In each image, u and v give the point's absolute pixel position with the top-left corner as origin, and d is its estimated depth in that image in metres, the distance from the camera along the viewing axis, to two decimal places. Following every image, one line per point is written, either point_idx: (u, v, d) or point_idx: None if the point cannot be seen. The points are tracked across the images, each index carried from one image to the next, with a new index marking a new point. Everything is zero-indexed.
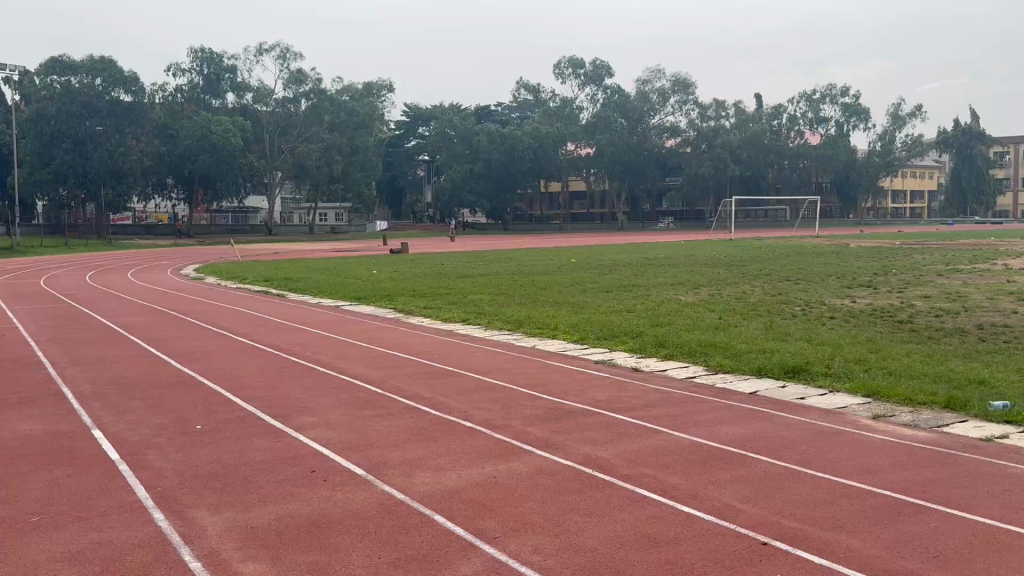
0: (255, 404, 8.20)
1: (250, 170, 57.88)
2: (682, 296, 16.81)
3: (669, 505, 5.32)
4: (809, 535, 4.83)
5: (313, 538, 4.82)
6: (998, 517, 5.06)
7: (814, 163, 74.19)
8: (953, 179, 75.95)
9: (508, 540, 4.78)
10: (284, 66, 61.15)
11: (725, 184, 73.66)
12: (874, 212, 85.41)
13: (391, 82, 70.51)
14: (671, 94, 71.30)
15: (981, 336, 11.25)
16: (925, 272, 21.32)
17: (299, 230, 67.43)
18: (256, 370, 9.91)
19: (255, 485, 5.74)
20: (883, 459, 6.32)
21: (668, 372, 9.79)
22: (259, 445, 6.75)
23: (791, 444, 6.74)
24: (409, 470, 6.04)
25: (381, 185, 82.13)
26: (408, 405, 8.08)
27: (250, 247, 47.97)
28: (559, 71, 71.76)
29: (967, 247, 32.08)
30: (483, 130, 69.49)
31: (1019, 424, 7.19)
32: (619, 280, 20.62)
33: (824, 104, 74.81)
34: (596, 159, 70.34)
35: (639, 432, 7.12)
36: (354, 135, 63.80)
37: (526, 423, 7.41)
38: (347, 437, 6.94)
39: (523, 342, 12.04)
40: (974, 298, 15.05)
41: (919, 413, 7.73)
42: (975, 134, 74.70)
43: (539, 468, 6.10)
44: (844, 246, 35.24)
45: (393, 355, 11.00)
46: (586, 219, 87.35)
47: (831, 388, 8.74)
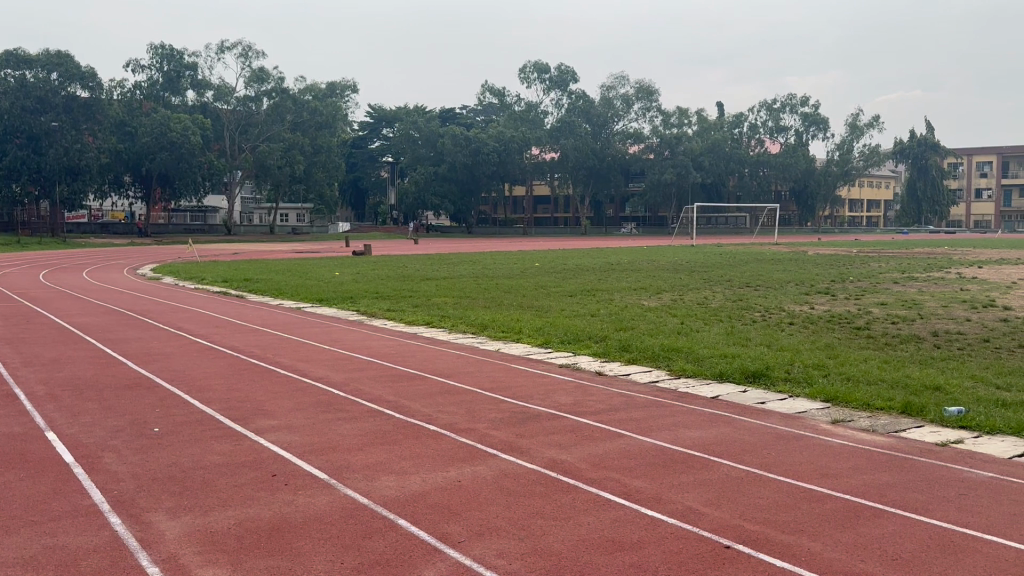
0: (214, 406, 8.06)
1: (209, 169, 56.92)
2: (645, 301, 16.95)
3: (631, 509, 5.33)
4: (770, 538, 4.88)
5: (273, 543, 4.74)
6: (954, 520, 5.16)
7: (773, 172, 75.24)
8: (908, 188, 77.57)
9: (472, 544, 4.74)
10: (246, 64, 60.42)
11: (687, 191, 74.47)
12: (832, 219, 86.87)
13: (355, 82, 70.01)
14: (635, 100, 72.01)
15: (936, 342, 11.49)
16: (883, 279, 21.69)
17: (260, 231, 66.69)
18: (215, 372, 9.77)
19: (214, 489, 5.64)
20: (843, 464, 6.41)
21: (632, 376, 9.84)
22: (219, 448, 6.64)
23: (752, 449, 6.81)
24: (372, 474, 5.98)
25: (345, 185, 81.50)
26: (370, 408, 8.01)
27: (210, 248, 47.12)
28: (524, 75, 71.95)
29: (920, 255, 32.82)
30: (448, 131, 69.50)
31: (974, 430, 7.34)
32: (584, 285, 20.60)
33: (784, 113, 75.99)
34: (560, 163, 70.61)
35: (603, 435, 7.16)
36: (316, 135, 63.23)
37: (491, 426, 7.39)
38: (309, 440, 6.86)
39: (486, 346, 12.02)
40: (929, 306, 15.34)
41: (876, 418, 7.87)
42: (929, 145, 76.59)
43: (503, 472, 6.07)
44: (804, 254, 35.67)
45: (356, 357, 10.90)
46: (549, 223, 87.56)
47: (790, 393, 8.85)
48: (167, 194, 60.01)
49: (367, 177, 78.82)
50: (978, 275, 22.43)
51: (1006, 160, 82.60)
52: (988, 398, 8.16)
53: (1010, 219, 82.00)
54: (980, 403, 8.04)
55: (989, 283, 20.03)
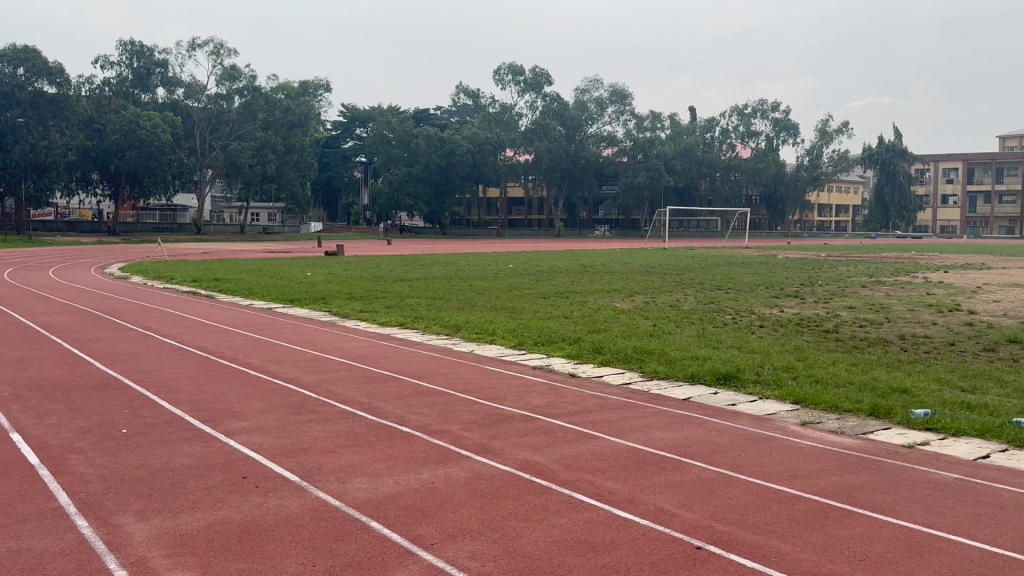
0: (183, 407, 7.97)
1: (180, 167, 56.15)
2: (618, 303, 16.99)
3: (604, 510, 5.37)
4: (741, 539, 4.92)
5: (243, 545, 4.70)
6: (921, 521, 5.25)
7: (744, 176, 75.83)
8: (876, 194, 78.67)
9: (444, 546, 4.74)
10: (217, 62, 59.84)
11: (659, 195, 74.82)
12: (801, 224, 87.81)
13: (328, 81, 69.56)
14: (608, 103, 72.37)
15: (902, 346, 11.67)
16: (851, 283, 21.99)
17: (230, 231, 65.88)
18: (184, 372, 9.66)
19: (183, 491, 5.57)
20: (811, 465, 6.49)
21: (605, 378, 9.88)
22: (188, 450, 6.56)
23: (722, 450, 6.88)
24: (344, 475, 5.96)
25: (317, 185, 80.95)
26: (343, 410, 7.97)
27: (179, 247, 46.21)
28: (499, 77, 72.00)
29: (888, 260, 33.30)
30: (422, 133, 69.37)
31: (939, 432, 7.46)
32: (556, 287, 20.58)
33: (755, 119, 76.65)
34: (534, 165, 70.69)
35: (576, 437, 7.18)
36: (289, 134, 62.65)
37: (464, 427, 7.39)
38: (281, 442, 6.80)
39: (460, 347, 12.04)
40: (897, 310, 15.53)
41: (845, 420, 7.97)
42: (897, 151, 77.63)
43: (476, 473, 6.07)
44: (773, 257, 35.95)
45: (328, 358, 10.84)
46: (523, 225, 87.60)
47: (760, 396, 8.93)
48: (136, 192, 59.24)
49: (339, 177, 78.35)
50: (944, 279, 22.80)
51: (971, 166, 83.88)
52: (954, 401, 8.28)
53: (975, 225, 83.49)
54: (946, 406, 8.17)
55: (954, 287, 20.34)
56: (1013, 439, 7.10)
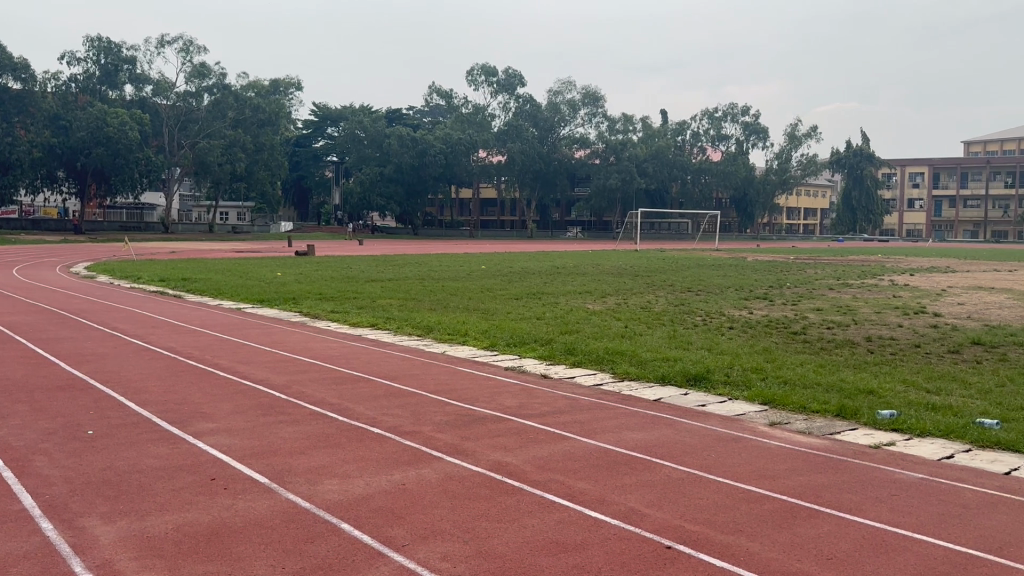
0: (151, 408, 7.88)
1: (148, 165, 55.34)
2: (590, 305, 17.06)
3: (576, 510, 5.38)
4: (710, 538, 4.97)
5: (213, 547, 4.66)
6: (886, 520, 5.33)
7: (714, 179, 76.43)
8: (844, 198, 79.72)
9: (416, 547, 4.72)
10: (186, 59, 59.21)
11: (631, 197, 75.11)
12: (770, 226, 88.73)
13: (299, 79, 69.07)
14: (581, 106, 72.65)
15: (869, 347, 11.84)
16: (819, 285, 22.30)
17: (199, 230, 65.00)
18: (150, 373, 9.54)
19: (150, 493, 5.50)
20: (781, 465, 6.56)
21: (576, 379, 9.92)
22: (156, 452, 6.47)
23: (693, 450, 6.94)
24: (315, 478, 5.91)
25: (288, 184, 80.28)
26: (313, 411, 7.91)
27: (145, 245, 45.42)
28: (472, 78, 71.91)
29: (856, 263, 33.77)
30: (394, 133, 69.28)
31: (904, 433, 7.58)
32: (529, 288, 20.60)
33: (725, 122, 77.28)
34: (507, 166, 70.71)
35: (548, 437, 7.21)
36: (259, 133, 62.14)
37: (436, 429, 7.36)
38: (250, 443, 6.73)
39: (432, 347, 12.07)
40: (864, 311, 15.86)
41: (812, 421, 8.06)
42: (865, 156, 78.72)
43: (447, 475, 6.06)
44: (741, 259, 36.25)
45: (297, 358, 10.79)
46: (495, 226, 87.65)
47: (730, 397, 9.00)
48: (102, 190, 58.34)
49: (310, 177, 77.62)
50: (911, 283, 23.20)
51: (937, 171, 85.13)
52: (919, 402, 8.42)
53: (940, 229, 84.88)
54: (912, 406, 8.31)
55: (921, 290, 20.61)
56: (977, 439, 7.24)
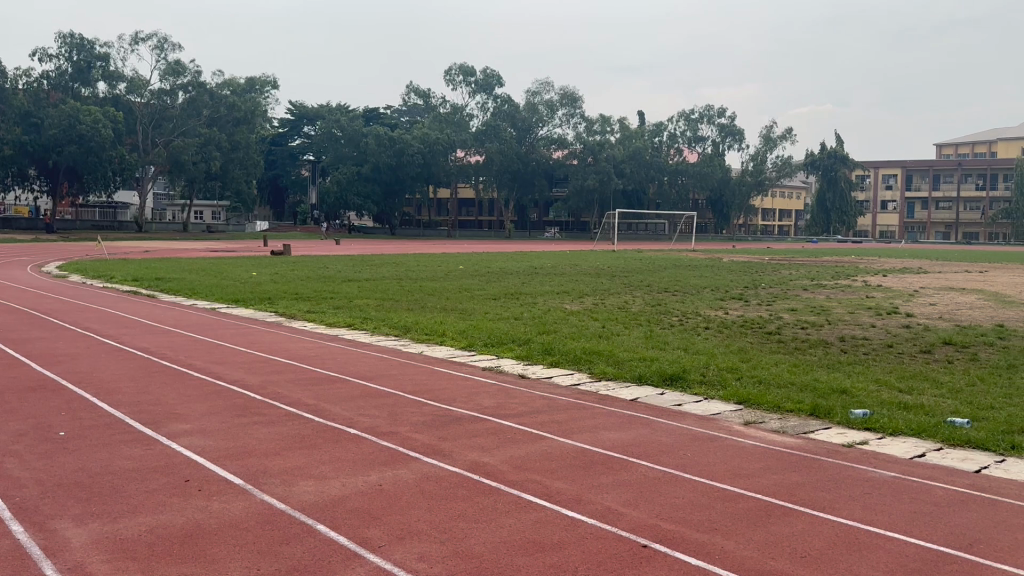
0: (124, 409, 7.79)
1: (121, 164, 54.89)
2: (568, 304, 17.12)
3: (553, 509, 5.39)
4: (685, 537, 5.00)
5: (187, 549, 4.62)
6: (859, 518, 5.39)
7: (691, 180, 76.88)
8: (818, 200, 80.60)
9: (392, 548, 4.71)
10: (161, 57, 58.64)
11: (609, 198, 75.44)
12: (745, 228, 89.51)
13: (275, 78, 68.64)
14: (559, 106, 72.81)
15: (842, 347, 11.97)
16: (793, 285, 22.60)
17: (173, 229, 64.37)
18: (123, 374, 9.44)
19: (123, 495, 5.44)
20: (755, 464, 6.60)
21: (553, 379, 9.94)
22: (129, 453, 6.40)
23: (669, 449, 6.97)
24: (290, 479, 5.87)
25: (264, 183, 79.71)
26: (289, 412, 7.84)
27: (117, 245, 44.80)
28: (449, 77, 71.82)
29: (831, 264, 34.13)
30: (372, 132, 69.20)
31: (877, 432, 7.67)
32: (506, 288, 20.60)
33: (702, 124, 77.80)
34: (485, 166, 70.76)
35: (525, 437, 7.22)
36: (234, 131, 61.59)
37: (412, 429, 7.34)
38: (225, 445, 6.68)
39: (410, 347, 12.06)
40: (837, 311, 16.07)
41: (787, 420, 8.14)
42: (839, 158, 79.69)
43: (425, 475, 6.04)
44: (716, 260, 36.51)
45: (273, 359, 10.72)
46: (473, 226, 87.64)
47: (705, 396, 9.07)
48: (75, 188, 57.63)
49: (287, 175, 77.08)
50: (884, 283, 23.57)
51: (910, 173, 86.25)
52: (891, 401, 8.51)
53: (913, 230, 85.91)
54: (884, 406, 8.41)
55: (893, 291, 20.90)
56: (948, 437, 7.34)
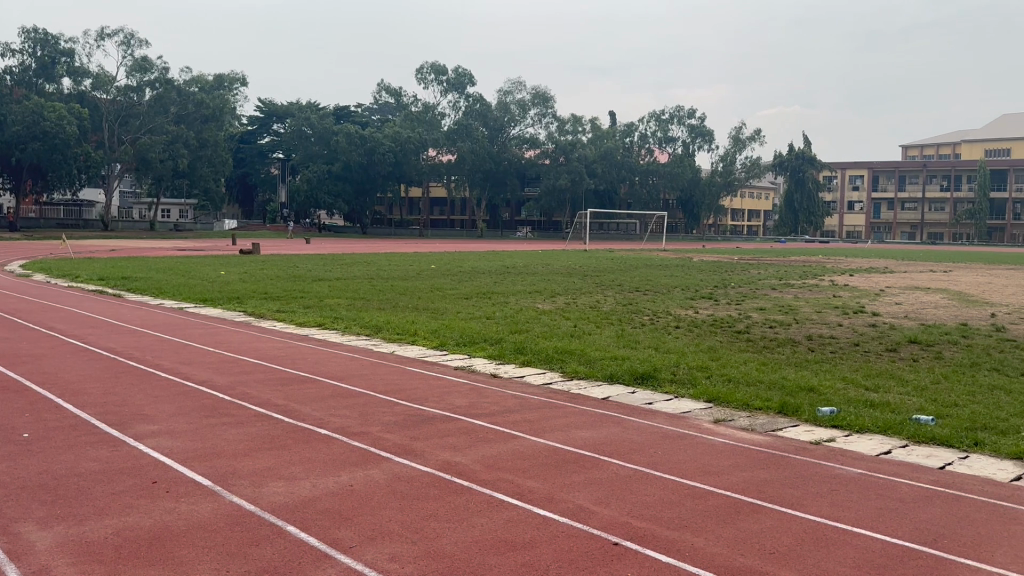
0: (90, 410, 7.66)
1: (86, 161, 54.28)
2: (540, 304, 17.10)
3: (524, 508, 5.40)
4: (656, 534, 5.02)
5: (155, 552, 4.55)
6: (827, 515, 5.45)
7: (662, 181, 77.24)
8: (786, 200, 81.43)
9: (364, 548, 4.69)
10: (128, 53, 57.89)
11: (580, 198, 75.70)
12: (715, 228, 90.31)
13: (244, 75, 67.97)
14: (530, 106, 72.88)
15: (810, 346, 12.08)
16: (762, 285, 22.86)
17: (140, 227, 63.59)
18: (89, 374, 9.29)
19: (89, 497, 5.36)
20: (724, 461, 6.68)
21: (526, 378, 9.96)
22: (95, 455, 6.30)
23: (640, 447, 7.02)
24: (260, 480, 5.82)
25: (232, 182, 78.87)
26: (258, 413, 7.77)
27: (84, 244, 44.26)
28: (421, 75, 71.61)
29: (799, 263, 34.47)
30: (342, 130, 68.84)
31: (844, 428, 7.79)
32: (477, 288, 20.53)
33: (672, 125, 78.30)
34: (457, 165, 70.61)
35: (497, 436, 7.21)
36: (202, 129, 60.99)
37: (384, 429, 7.30)
38: (194, 445, 6.61)
39: (381, 347, 11.97)
40: (804, 311, 16.22)
41: (756, 417, 8.24)
42: (806, 159, 80.75)
43: (396, 475, 6.02)
44: (687, 259, 36.78)
45: (242, 359, 10.63)
46: (445, 225, 87.50)
47: (676, 394, 9.15)
48: (38, 185, 56.72)
49: (255, 173, 76.29)
50: (851, 282, 24.00)
51: (876, 174, 87.49)
52: (859, 399, 8.64)
53: (879, 230, 87.05)
54: (851, 404, 8.51)
55: (861, 291, 21.15)
56: (913, 434, 7.47)
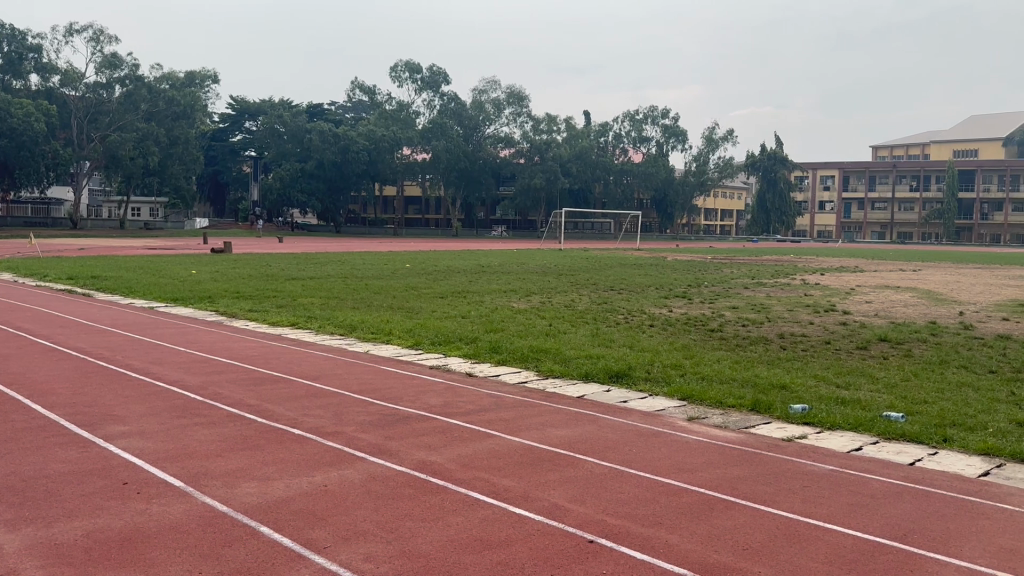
0: (59, 412, 7.54)
1: (54, 158, 53.49)
2: (515, 304, 17.03)
3: (499, 507, 5.39)
4: (630, 532, 5.05)
5: (125, 554, 4.49)
6: (799, 512, 5.49)
7: (636, 180, 77.47)
8: (758, 199, 82.10)
9: (338, 548, 4.66)
10: (97, 49, 57.14)
11: (555, 197, 75.82)
12: (688, 227, 90.92)
13: (215, 72, 67.43)
14: (505, 105, 72.95)
15: (783, 344, 12.21)
16: (735, 284, 23.00)
17: (110, 226, 62.79)
18: (57, 375, 9.14)
19: (58, 499, 5.28)
20: (697, 458, 6.73)
21: (501, 377, 9.95)
22: (63, 456, 6.19)
23: (613, 445, 7.04)
24: (232, 480, 5.75)
25: (204, 179, 78.09)
26: (230, 413, 7.68)
27: (53, 242, 43.54)
28: (395, 74, 71.34)
29: (770, 263, 34.71)
30: (315, 128, 68.48)
31: (815, 426, 7.87)
32: (452, 287, 20.40)
33: (646, 125, 78.71)
34: (432, 164, 70.38)
35: (472, 435, 7.19)
36: (173, 126, 60.34)
37: (359, 429, 7.26)
38: (165, 446, 6.53)
39: (355, 347, 11.86)
40: (777, 310, 16.36)
41: (729, 414, 8.30)
42: (778, 159, 81.50)
43: (371, 475, 5.99)
44: (661, 258, 36.92)
45: (214, 359, 10.51)
46: (420, 224, 87.25)
47: (650, 392, 9.20)
48: (5, 183, 55.88)
49: (227, 172, 75.60)
50: (821, 281, 24.15)
51: (847, 175, 88.48)
52: (829, 396, 8.73)
53: (850, 229, 88.07)
54: (822, 401, 8.61)
55: (832, 289, 21.36)
56: (883, 431, 7.57)
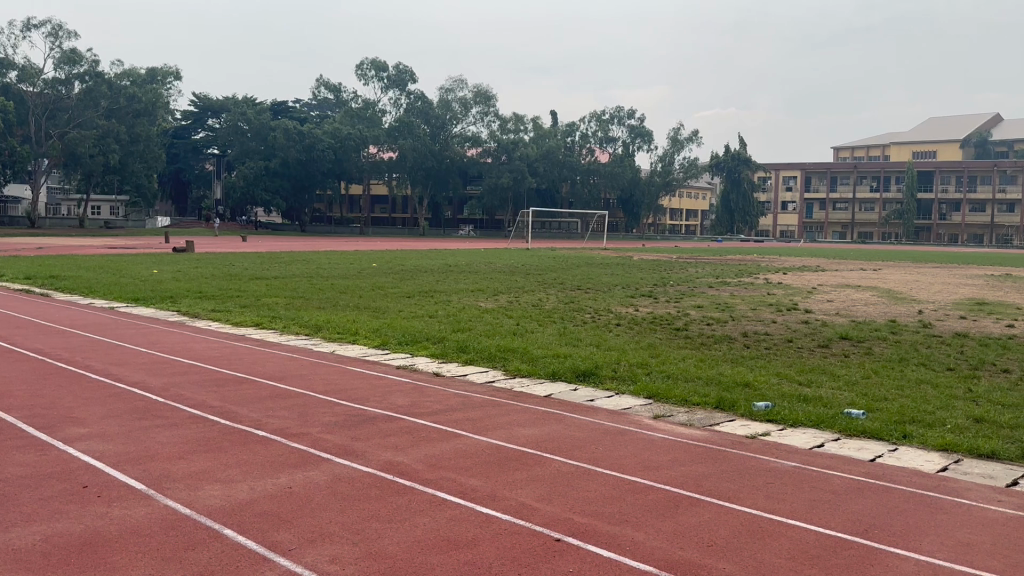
0: (15, 413, 7.40)
1: (11, 154, 52.44)
2: (481, 304, 16.92)
3: (467, 508, 5.38)
4: (597, 530, 5.07)
5: (87, 556, 4.43)
6: (763, 508, 5.57)
7: (602, 180, 77.75)
8: (722, 200, 82.96)
9: (304, 550, 4.62)
10: (56, 44, 56.09)
11: (522, 195, 75.84)
12: (653, 227, 91.58)
13: (176, 69, 66.49)
14: (472, 104, 72.74)
15: (745, 343, 12.32)
16: (699, 283, 23.22)
17: (69, 225, 61.75)
18: (14, 377, 8.94)
19: (16, 503, 5.17)
20: (662, 456, 6.77)
21: (469, 377, 9.93)
22: (20, 459, 6.07)
23: (580, 444, 7.05)
24: (195, 482, 5.68)
25: (165, 177, 76.89)
26: (192, 415, 7.59)
27: (9, 241, 42.63)
28: (361, 71, 70.89)
29: (736, 263, 34.90)
30: (279, 126, 67.81)
31: (779, 423, 7.96)
32: (419, 287, 20.18)
33: (612, 125, 79.13)
34: (398, 163, 70.02)
35: (439, 436, 7.16)
36: (134, 123, 59.33)
37: (324, 430, 7.20)
38: (125, 449, 6.42)
39: (321, 347, 11.76)
40: (741, 309, 16.41)
41: (693, 413, 8.36)
42: (742, 160, 82.36)
43: (337, 477, 5.94)
44: (629, 258, 36.98)
45: (176, 360, 10.37)
46: (386, 223, 86.80)
47: (616, 390, 9.26)
48: None
49: (189, 170, 74.62)
50: (783, 281, 24.29)
51: (808, 175, 90.03)
52: (792, 394, 8.84)
53: (811, 229, 89.28)
54: (785, 398, 8.73)
55: (793, 287, 21.69)
56: (845, 428, 7.68)
